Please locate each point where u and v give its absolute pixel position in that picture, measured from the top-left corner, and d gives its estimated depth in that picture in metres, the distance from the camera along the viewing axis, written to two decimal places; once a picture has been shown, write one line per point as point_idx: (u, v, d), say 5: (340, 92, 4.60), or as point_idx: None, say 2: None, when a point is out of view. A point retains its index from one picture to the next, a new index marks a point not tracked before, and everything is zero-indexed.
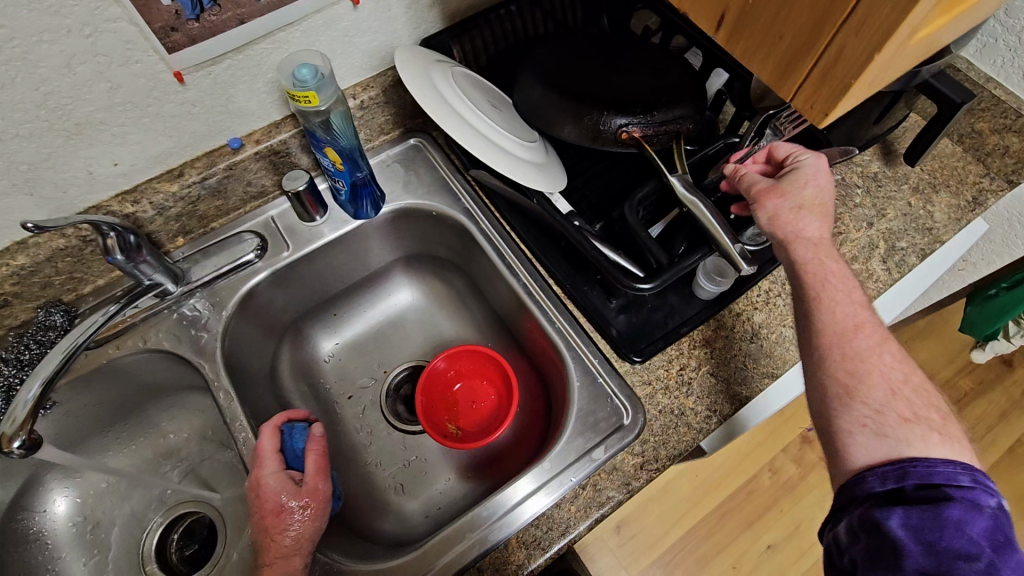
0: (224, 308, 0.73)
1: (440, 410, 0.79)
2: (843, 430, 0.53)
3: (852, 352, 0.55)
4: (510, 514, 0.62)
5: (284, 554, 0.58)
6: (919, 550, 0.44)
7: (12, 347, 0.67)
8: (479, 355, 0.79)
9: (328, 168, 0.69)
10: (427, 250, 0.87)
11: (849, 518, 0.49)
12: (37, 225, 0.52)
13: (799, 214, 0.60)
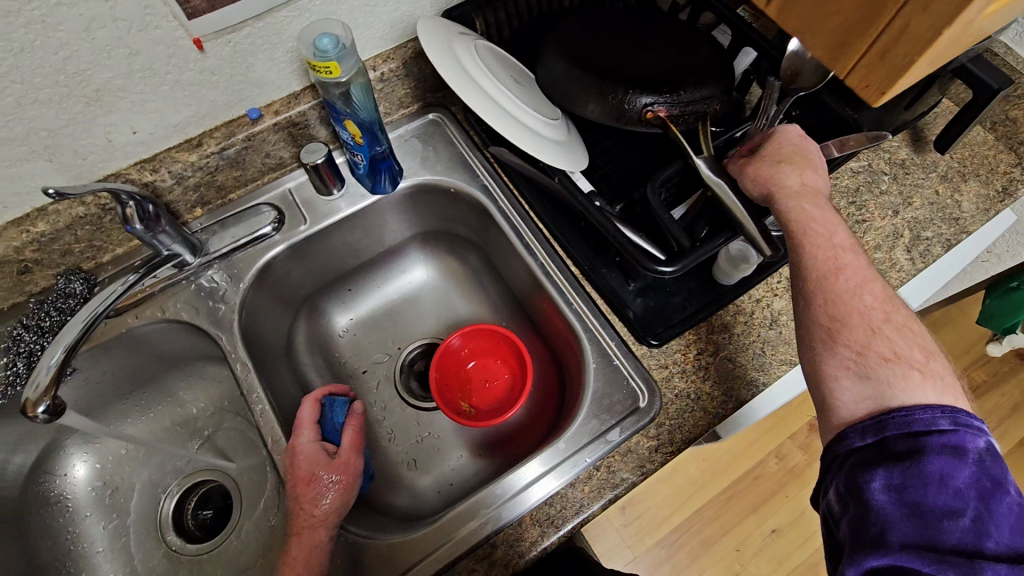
0: (241, 280, 0.73)
1: (454, 386, 0.80)
2: (829, 375, 0.53)
3: (835, 298, 0.55)
4: (517, 496, 0.62)
5: (310, 523, 0.59)
6: (907, 512, 0.44)
7: (33, 313, 0.67)
8: (495, 337, 0.80)
9: (347, 141, 0.68)
10: (444, 227, 0.86)
11: (836, 484, 0.49)
12: (59, 192, 0.52)
13: (779, 164, 0.60)
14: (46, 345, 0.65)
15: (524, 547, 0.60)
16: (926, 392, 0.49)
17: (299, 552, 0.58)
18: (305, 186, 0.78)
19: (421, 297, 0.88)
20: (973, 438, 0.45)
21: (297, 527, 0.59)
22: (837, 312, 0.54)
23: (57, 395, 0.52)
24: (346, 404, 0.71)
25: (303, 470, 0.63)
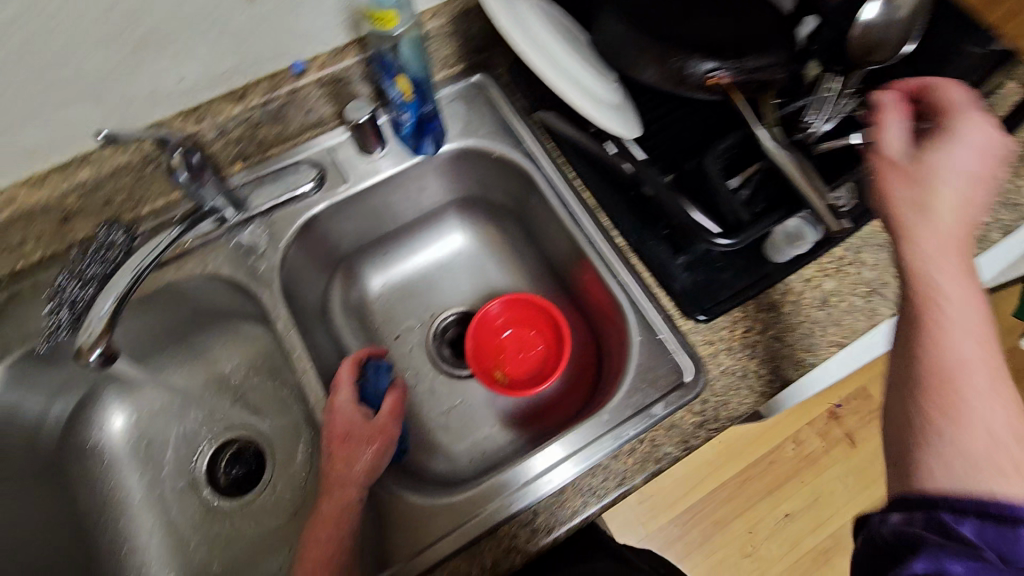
0: (281, 238, 0.71)
1: (489, 355, 0.79)
2: (915, 438, 0.41)
3: (958, 360, 0.41)
4: (531, 484, 0.62)
5: (343, 482, 0.59)
6: (996, 561, 0.35)
7: (76, 263, 0.65)
8: (532, 307, 0.78)
9: (396, 99, 0.68)
10: (484, 195, 0.84)
11: (903, 507, 0.39)
12: (111, 136, 0.52)
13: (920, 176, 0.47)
14: (91, 295, 0.63)
15: (566, 514, 0.60)
16: None
17: (330, 509, 0.58)
18: (345, 145, 0.76)
19: (456, 265, 0.87)
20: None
21: (330, 485, 0.59)
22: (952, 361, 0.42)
23: (110, 342, 0.55)
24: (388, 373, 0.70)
25: (340, 428, 0.62)
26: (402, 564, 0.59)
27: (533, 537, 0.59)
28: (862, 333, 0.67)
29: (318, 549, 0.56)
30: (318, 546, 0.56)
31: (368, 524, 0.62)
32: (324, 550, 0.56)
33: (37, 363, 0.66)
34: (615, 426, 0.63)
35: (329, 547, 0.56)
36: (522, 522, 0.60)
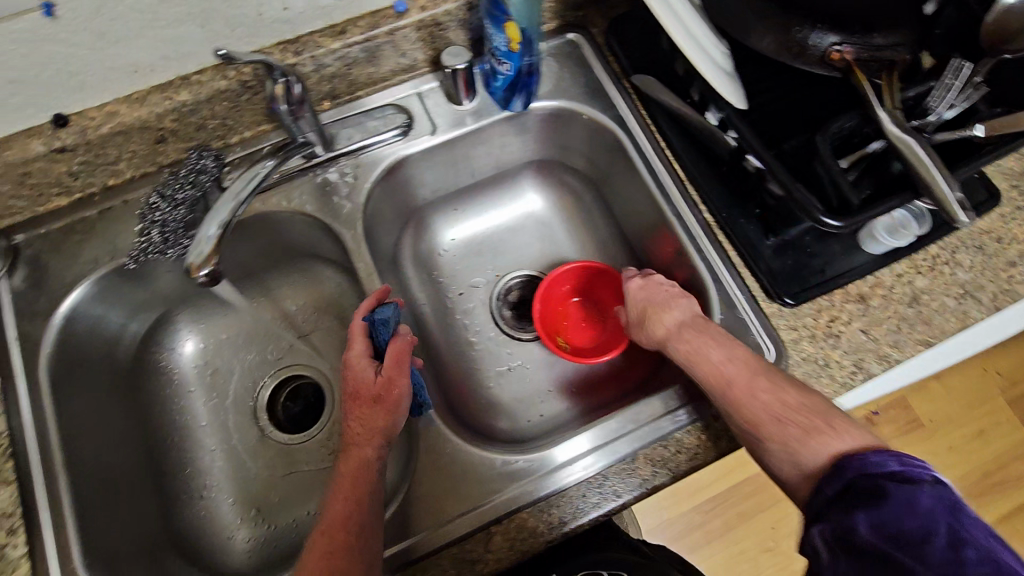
0: (364, 182, 0.71)
1: (554, 321, 0.79)
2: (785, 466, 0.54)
3: (728, 395, 0.57)
4: (548, 476, 0.60)
5: (362, 441, 0.57)
6: (871, 538, 0.44)
7: (170, 183, 0.66)
8: (601, 278, 0.78)
9: (500, 47, 0.65)
10: (562, 159, 0.83)
11: (821, 531, 0.47)
12: (229, 55, 0.52)
13: (646, 322, 0.65)
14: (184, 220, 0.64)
15: (635, 482, 0.60)
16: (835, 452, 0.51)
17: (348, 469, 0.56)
18: (433, 93, 0.75)
19: (526, 227, 0.85)
20: (886, 459, 0.48)
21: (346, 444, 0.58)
22: (738, 413, 0.56)
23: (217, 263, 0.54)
24: (390, 317, 0.63)
25: (353, 388, 0.60)
26: (429, 530, 0.59)
27: (568, 518, 0.59)
28: (951, 335, 0.64)
29: (338, 506, 0.53)
30: (337, 506, 0.53)
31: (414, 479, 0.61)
32: (339, 511, 0.53)
33: (123, 279, 0.68)
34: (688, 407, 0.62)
35: (348, 504, 0.54)
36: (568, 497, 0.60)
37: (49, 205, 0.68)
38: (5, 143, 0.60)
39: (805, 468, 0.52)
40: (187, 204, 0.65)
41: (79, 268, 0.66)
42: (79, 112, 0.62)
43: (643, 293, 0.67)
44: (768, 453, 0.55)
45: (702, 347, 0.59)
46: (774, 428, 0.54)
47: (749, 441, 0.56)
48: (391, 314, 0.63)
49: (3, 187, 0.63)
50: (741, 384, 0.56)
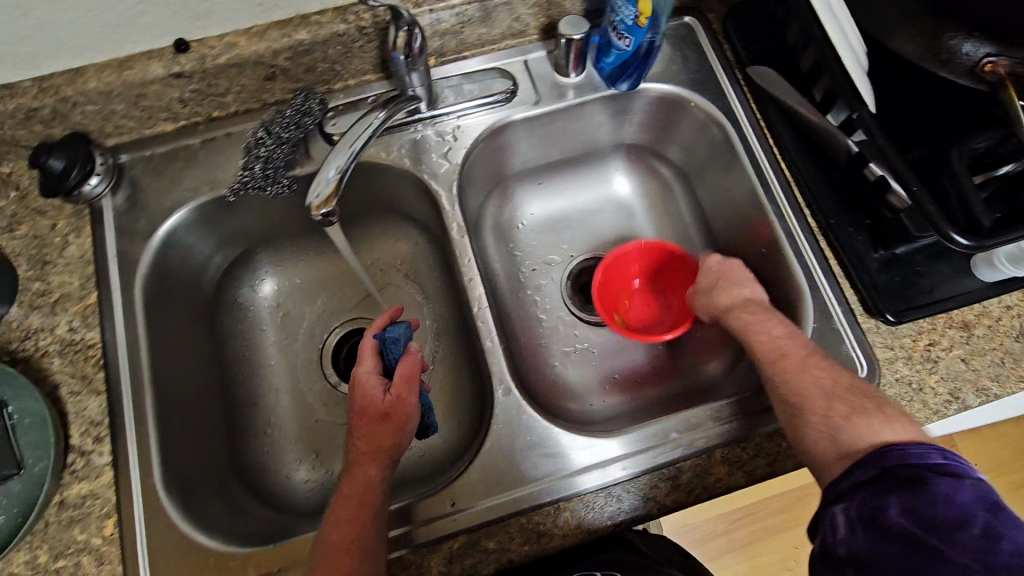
0: (463, 144, 0.71)
1: (613, 300, 0.78)
2: (812, 439, 0.52)
3: (780, 372, 0.56)
4: (566, 480, 0.58)
5: (366, 459, 0.55)
6: (902, 522, 0.42)
7: (277, 122, 0.66)
8: (669, 262, 0.77)
9: (625, 19, 0.62)
10: (656, 145, 0.80)
11: (846, 511, 0.46)
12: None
13: (711, 291, 0.67)
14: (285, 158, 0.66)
15: (706, 482, 0.59)
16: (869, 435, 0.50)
17: (355, 481, 0.54)
18: (539, 63, 0.73)
19: (607, 211, 0.84)
20: (930, 453, 0.46)
21: (350, 463, 0.56)
22: (788, 384, 0.55)
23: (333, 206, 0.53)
24: (401, 335, 0.63)
25: (359, 406, 0.58)
26: (449, 511, 0.57)
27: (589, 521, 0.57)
28: None
29: (343, 518, 0.52)
30: (341, 521, 0.52)
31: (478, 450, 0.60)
32: (345, 526, 0.52)
33: (217, 210, 0.69)
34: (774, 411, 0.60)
35: (353, 516, 0.52)
36: (585, 504, 0.58)
37: (155, 129, 0.68)
38: (127, 62, 0.61)
39: (844, 446, 0.50)
40: (293, 144, 0.66)
41: (178, 194, 0.67)
42: (199, 40, 0.62)
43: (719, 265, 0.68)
44: (804, 427, 0.53)
45: (768, 328, 0.60)
46: (820, 404, 0.53)
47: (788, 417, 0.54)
48: (402, 334, 0.63)
49: (118, 106, 0.64)
50: (797, 366, 0.56)
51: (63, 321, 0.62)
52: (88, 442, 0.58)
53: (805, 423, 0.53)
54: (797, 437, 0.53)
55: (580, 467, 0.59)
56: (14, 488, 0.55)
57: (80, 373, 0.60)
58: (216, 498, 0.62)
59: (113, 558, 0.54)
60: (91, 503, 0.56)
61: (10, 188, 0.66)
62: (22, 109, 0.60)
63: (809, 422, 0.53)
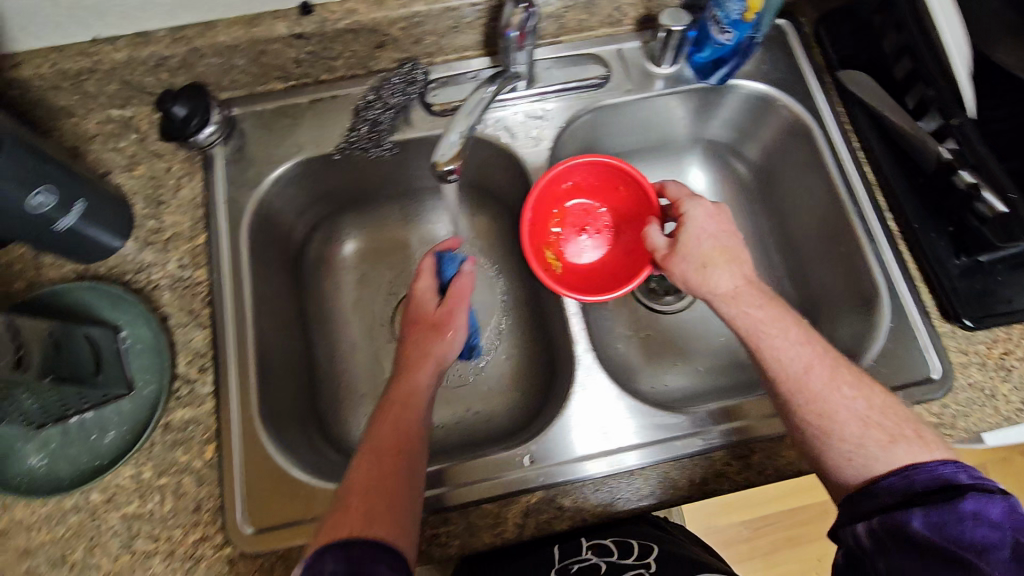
0: (555, 123, 0.73)
1: (545, 223, 0.71)
2: (833, 463, 0.52)
3: (810, 391, 0.54)
4: (565, 467, 0.60)
5: (414, 368, 0.61)
6: (933, 537, 0.45)
7: (385, 88, 0.71)
8: (618, 185, 0.70)
9: (731, 14, 0.65)
10: (734, 142, 0.82)
11: (872, 524, 0.48)
12: None
13: (707, 270, 0.59)
14: (389, 121, 0.71)
15: (774, 465, 0.61)
16: (895, 454, 0.50)
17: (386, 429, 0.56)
18: (633, 52, 0.75)
19: None
20: (959, 472, 0.48)
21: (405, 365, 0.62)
22: (812, 404, 0.53)
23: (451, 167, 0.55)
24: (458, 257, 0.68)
25: (417, 312, 0.66)
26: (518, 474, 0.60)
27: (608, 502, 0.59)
28: None
29: (371, 460, 0.53)
30: (369, 464, 0.53)
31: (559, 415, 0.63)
32: (375, 466, 0.53)
33: (317, 168, 0.72)
34: None
35: (383, 458, 0.53)
36: (593, 488, 0.60)
37: (266, 86, 0.72)
38: (254, 20, 0.64)
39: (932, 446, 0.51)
40: (398, 110, 0.71)
41: (285, 150, 0.71)
42: (322, 4, 0.65)
43: (713, 236, 0.60)
44: (824, 443, 0.53)
45: (773, 321, 0.56)
46: (854, 431, 0.52)
47: (810, 438, 0.54)
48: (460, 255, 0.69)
49: (238, 61, 0.67)
50: (821, 388, 0.54)
51: (174, 257, 0.66)
52: (193, 372, 0.62)
53: (829, 446, 0.52)
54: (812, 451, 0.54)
55: (591, 447, 0.61)
56: (126, 407, 0.60)
57: (188, 307, 0.64)
58: (301, 437, 0.66)
59: (212, 480, 0.58)
60: (194, 428, 0.60)
61: (131, 131, 0.70)
62: (155, 57, 0.64)
63: (835, 445, 0.52)
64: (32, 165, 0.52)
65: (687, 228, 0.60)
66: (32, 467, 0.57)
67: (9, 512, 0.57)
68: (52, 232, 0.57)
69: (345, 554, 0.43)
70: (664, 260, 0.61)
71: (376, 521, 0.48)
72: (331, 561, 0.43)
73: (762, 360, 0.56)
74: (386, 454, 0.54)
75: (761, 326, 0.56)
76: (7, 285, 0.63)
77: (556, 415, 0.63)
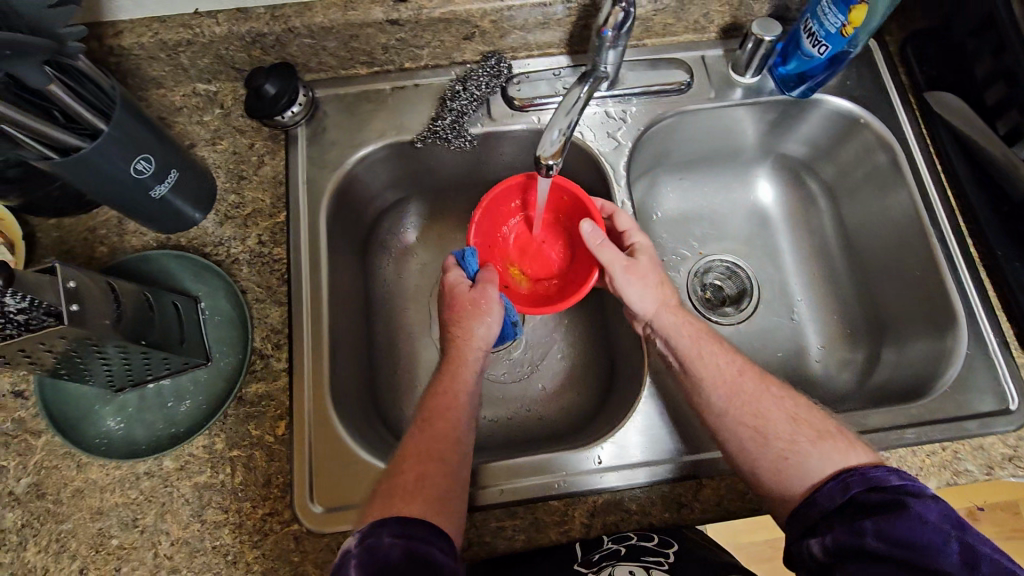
0: (634, 125, 0.73)
1: (494, 242, 0.72)
2: (764, 466, 0.54)
3: (744, 392, 0.59)
4: (628, 470, 0.60)
5: (459, 351, 0.61)
6: (880, 545, 0.46)
7: (470, 80, 0.72)
8: (557, 197, 0.69)
9: (829, 29, 0.63)
10: (808, 159, 0.81)
11: (823, 538, 0.49)
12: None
13: (659, 286, 0.65)
14: (472, 112, 0.71)
15: None
16: (832, 456, 0.53)
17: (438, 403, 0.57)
18: (716, 59, 0.75)
19: (747, 215, 0.85)
20: (889, 475, 0.50)
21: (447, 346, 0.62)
22: (750, 405, 0.58)
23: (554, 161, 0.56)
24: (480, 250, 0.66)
25: (450, 297, 0.64)
26: (588, 472, 0.60)
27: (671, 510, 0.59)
28: None
29: (426, 436, 0.55)
30: (424, 440, 0.54)
31: (629, 420, 0.63)
32: (424, 441, 0.54)
33: (394, 154, 0.73)
34: (924, 428, 0.61)
35: (437, 436, 0.55)
36: (659, 495, 0.59)
37: (351, 70, 0.73)
38: (351, 3, 0.65)
39: None
40: (481, 102, 0.72)
41: (366, 134, 0.71)
42: None
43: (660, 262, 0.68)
44: (805, 452, 0.54)
45: (708, 333, 0.64)
46: (785, 429, 0.56)
47: (745, 443, 0.56)
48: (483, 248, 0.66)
49: (329, 43, 0.68)
50: (753, 390, 0.59)
51: (253, 233, 0.66)
52: (268, 346, 0.62)
53: (767, 446, 0.55)
54: (742, 455, 0.56)
55: (627, 456, 0.61)
56: (202, 377, 0.61)
57: (266, 284, 0.64)
58: (365, 420, 0.66)
59: (283, 456, 0.59)
60: (266, 403, 0.60)
61: (215, 105, 0.71)
62: (252, 33, 0.64)
63: (771, 444, 0.55)
64: (137, 131, 0.53)
65: (643, 251, 0.66)
66: (110, 430, 0.59)
67: (85, 471, 0.58)
68: (147, 198, 0.58)
69: (401, 528, 0.45)
70: (624, 275, 0.64)
71: (424, 497, 0.50)
72: (389, 533, 0.44)
73: (700, 368, 0.61)
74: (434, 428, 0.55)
75: (700, 335, 0.63)
76: (91, 249, 0.65)
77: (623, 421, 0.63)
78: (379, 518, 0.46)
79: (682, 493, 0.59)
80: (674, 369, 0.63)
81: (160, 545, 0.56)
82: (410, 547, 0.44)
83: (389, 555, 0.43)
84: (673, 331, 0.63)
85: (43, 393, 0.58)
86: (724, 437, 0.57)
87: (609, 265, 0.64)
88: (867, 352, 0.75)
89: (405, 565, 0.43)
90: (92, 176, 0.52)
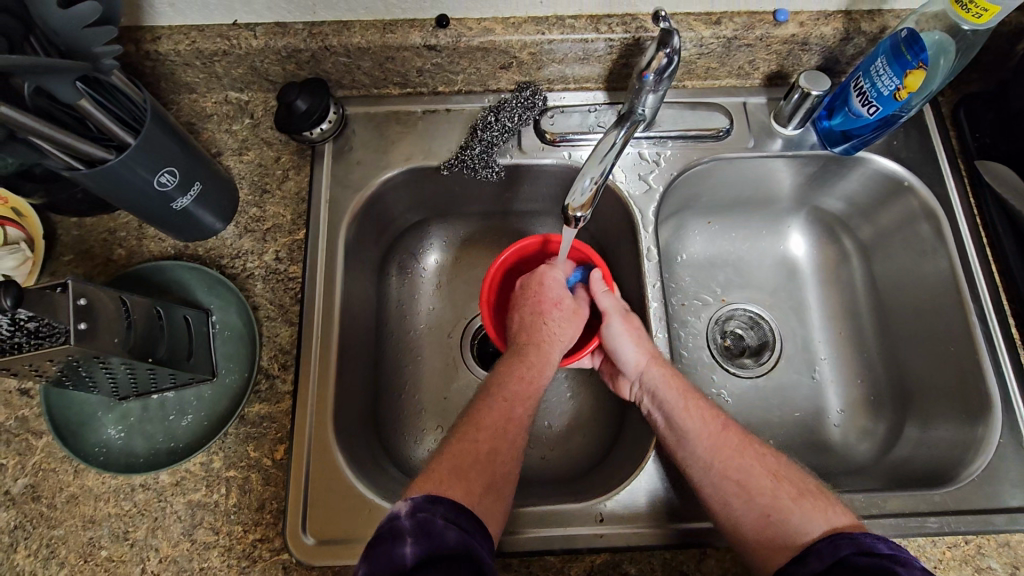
0: (667, 169, 0.71)
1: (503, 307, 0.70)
2: (751, 523, 0.52)
3: (728, 446, 0.56)
4: (629, 534, 0.58)
5: None
6: None
7: (504, 109, 0.70)
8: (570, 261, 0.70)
9: (882, 92, 0.61)
10: (846, 216, 0.78)
11: None
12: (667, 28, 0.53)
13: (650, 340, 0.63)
14: (503, 144, 0.70)
15: None
16: (816, 516, 0.50)
17: None
18: (758, 107, 0.73)
19: (776, 266, 0.82)
20: (879, 542, 0.46)
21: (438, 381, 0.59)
22: (736, 461, 0.55)
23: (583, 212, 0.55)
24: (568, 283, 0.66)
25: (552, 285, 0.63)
26: (589, 528, 0.58)
27: None
28: None
29: None
30: (491, 416, 0.55)
31: (636, 477, 0.60)
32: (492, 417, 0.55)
33: (418, 178, 0.72)
34: (947, 518, 0.58)
35: None
36: (662, 563, 0.57)
37: (383, 90, 0.72)
38: (390, 25, 0.63)
39: None
40: (513, 133, 0.70)
41: (393, 156, 0.70)
42: (459, 19, 0.64)
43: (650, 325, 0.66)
44: (791, 516, 0.51)
45: (692, 387, 0.61)
46: (767, 485, 0.53)
47: (729, 499, 0.53)
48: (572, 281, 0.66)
49: (363, 63, 0.67)
50: (736, 445, 0.56)
51: (271, 249, 0.66)
52: (275, 366, 0.61)
53: (750, 501, 0.53)
54: (721, 510, 0.53)
55: (628, 518, 0.59)
56: (206, 393, 0.60)
57: (279, 301, 0.64)
58: (366, 449, 0.64)
59: (279, 482, 0.58)
60: (268, 425, 0.59)
61: (245, 115, 0.70)
62: (288, 48, 0.64)
63: (755, 500, 0.52)
64: (165, 145, 0.53)
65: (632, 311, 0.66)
66: (110, 438, 0.58)
67: (81, 478, 0.57)
68: (168, 210, 0.57)
69: (455, 513, 0.44)
70: (618, 326, 0.62)
71: (464, 484, 0.49)
72: (442, 514, 0.44)
73: (685, 423, 0.58)
74: (497, 397, 0.56)
75: (685, 389, 0.60)
76: (109, 250, 0.64)
77: (629, 477, 0.61)
78: (436, 495, 0.45)
79: (684, 564, 0.57)
80: (659, 428, 0.60)
81: (148, 561, 0.55)
82: (465, 538, 0.43)
83: (444, 532, 0.42)
84: (659, 385, 0.60)
85: (47, 397, 0.57)
86: (707, 494, 0.54)
87: (607, 312, 0.63)
88: (890, 423, 0.71)
89: (459, 549, 0.41)
90: (115, 188, 0.52)
